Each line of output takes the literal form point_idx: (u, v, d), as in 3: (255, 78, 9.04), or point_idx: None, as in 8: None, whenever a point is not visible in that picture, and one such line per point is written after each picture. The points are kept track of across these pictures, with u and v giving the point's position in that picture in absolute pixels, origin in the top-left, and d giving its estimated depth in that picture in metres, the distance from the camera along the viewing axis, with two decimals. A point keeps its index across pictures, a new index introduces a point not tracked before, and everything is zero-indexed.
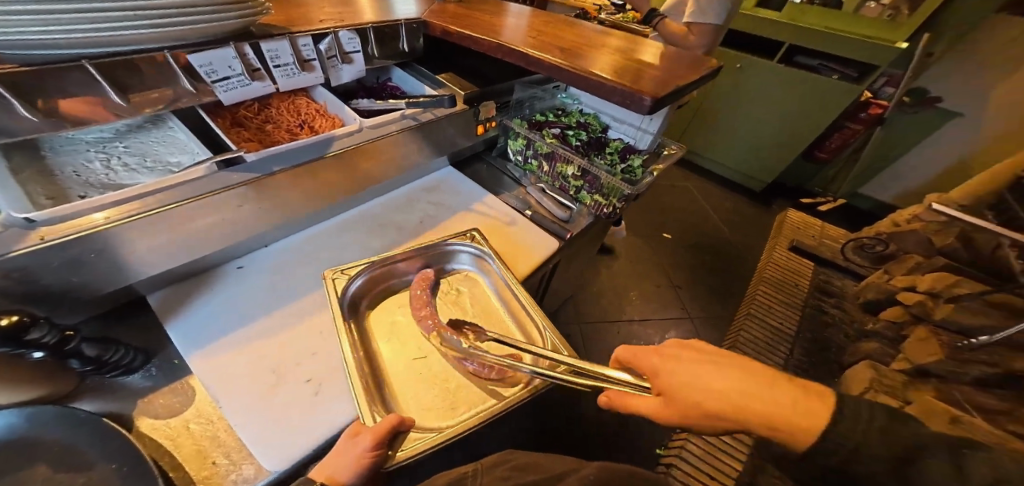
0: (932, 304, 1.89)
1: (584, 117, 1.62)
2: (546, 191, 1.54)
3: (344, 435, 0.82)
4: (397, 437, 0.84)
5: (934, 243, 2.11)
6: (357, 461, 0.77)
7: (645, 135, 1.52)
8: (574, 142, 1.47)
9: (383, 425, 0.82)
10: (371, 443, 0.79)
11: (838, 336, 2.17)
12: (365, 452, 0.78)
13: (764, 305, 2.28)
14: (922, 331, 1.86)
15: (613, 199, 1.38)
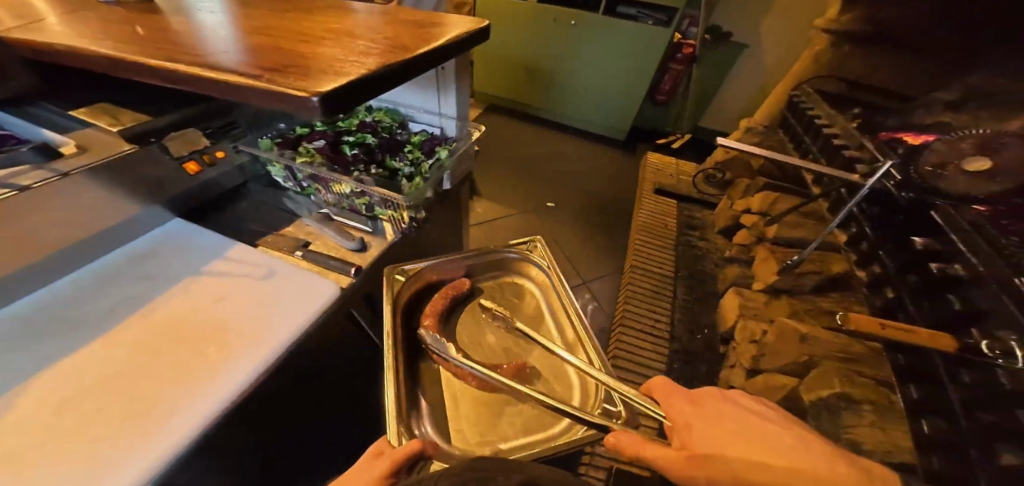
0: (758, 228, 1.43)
1: (370, 114, 1.02)
2: (333, 219, 0.90)
3: (363, 454, 0.54)
4: (421, 461, 0.56)
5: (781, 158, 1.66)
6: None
7: (447, 119, 1.00)
8: (346, 146, 0.88)
9: (403, 453, 0.52)
10: (392, 464, 0.50)
11: (687, 295, 1.50)
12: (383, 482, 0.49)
13: (641, 281, 1.57)
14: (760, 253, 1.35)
15: (406, 209, 0.81)
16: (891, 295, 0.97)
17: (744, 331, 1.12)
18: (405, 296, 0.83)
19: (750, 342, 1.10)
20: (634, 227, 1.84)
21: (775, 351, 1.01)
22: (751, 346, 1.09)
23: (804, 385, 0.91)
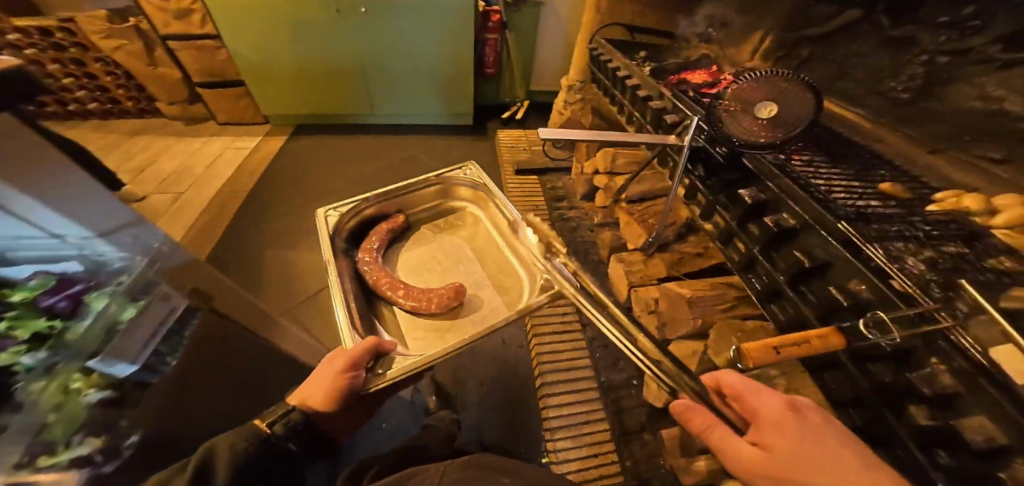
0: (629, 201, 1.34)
1: None
2: None
3: (320, 365, 0.69)
4: (379, 363, 0.72)
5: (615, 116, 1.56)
6: (337, 386, 0.65)
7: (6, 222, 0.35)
8: None
9: (360, 349, 0.69)
10: (348, 363, 0.67)
11: (577, 266, 1.51)
12: (342, 373, 0.66)
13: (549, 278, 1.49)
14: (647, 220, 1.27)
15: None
16: (738, 251, 0.86)
17: (637, 296, 1.17)
18: (351, 229, 1.06)
19: (646, 313, 1.11)
20: (510, 198, 1.83)
21: (671, 319, 1.04)
22: (650, 317, 1.11)
23: (713, 350, 0.95)
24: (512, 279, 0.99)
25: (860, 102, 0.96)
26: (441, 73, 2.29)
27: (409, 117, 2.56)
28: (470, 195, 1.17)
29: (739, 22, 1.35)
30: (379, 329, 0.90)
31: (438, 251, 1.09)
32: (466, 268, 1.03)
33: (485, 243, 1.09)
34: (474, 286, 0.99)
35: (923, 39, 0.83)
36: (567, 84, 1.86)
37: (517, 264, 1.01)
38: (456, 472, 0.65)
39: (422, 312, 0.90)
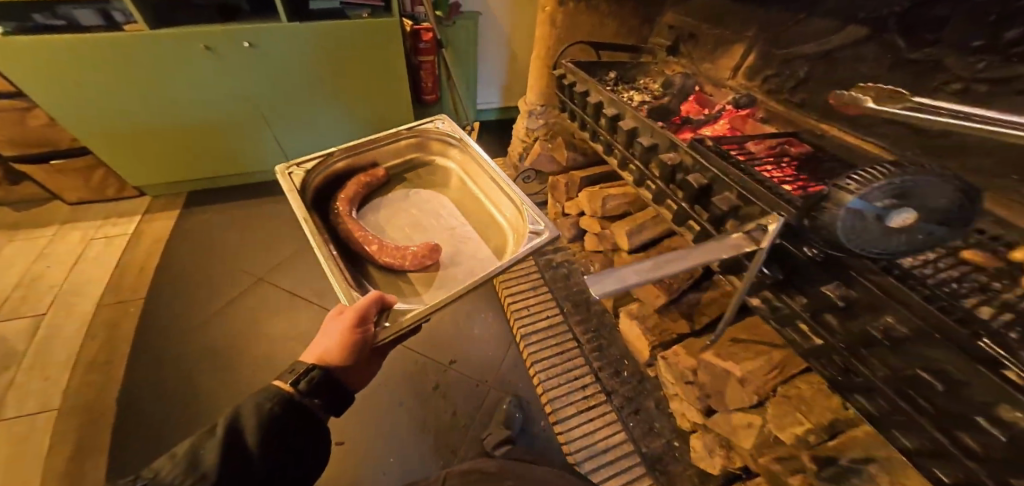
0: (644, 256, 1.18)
1: None
2: None
3: (329, 317, 0.65)
4: (383, 316, 0.65)
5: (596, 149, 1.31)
6: (346, 345, 0.60)
7: None
8: None
9: (365, 303, 0.62)
10: (355, 316, 0.60)
11: (587, 326, 1.41)
12: (353, 328, 0.60)
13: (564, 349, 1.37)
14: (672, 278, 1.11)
15: None
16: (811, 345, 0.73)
17: (671, 364, 1.09)
18: (313, 186, 0.92)
19: (687, 382, 1.05)
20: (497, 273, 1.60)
21: (719, 393, 0.96)
22: (692, 386, 1.05)
23: (773, 425, 0.84)
24: (493, 231, 0.93)
25: (875, 129, 0.87)
26: (369, 106, 1.91)
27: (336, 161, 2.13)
28: (445, 148, 1.07)
29: (710, 32, 1.22)
30: (364, 272, 0.81)
31: (418, 208, 0.99)
32: (450, 217, 0.96)
33: (468, 196, 1.01)
34: (454, 235, 0.92)
35: (952, 65, 0.74)
36: (527, 110, 1.63)
37: (497, 219, 0.95)
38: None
39: (397, 267, 0.81)
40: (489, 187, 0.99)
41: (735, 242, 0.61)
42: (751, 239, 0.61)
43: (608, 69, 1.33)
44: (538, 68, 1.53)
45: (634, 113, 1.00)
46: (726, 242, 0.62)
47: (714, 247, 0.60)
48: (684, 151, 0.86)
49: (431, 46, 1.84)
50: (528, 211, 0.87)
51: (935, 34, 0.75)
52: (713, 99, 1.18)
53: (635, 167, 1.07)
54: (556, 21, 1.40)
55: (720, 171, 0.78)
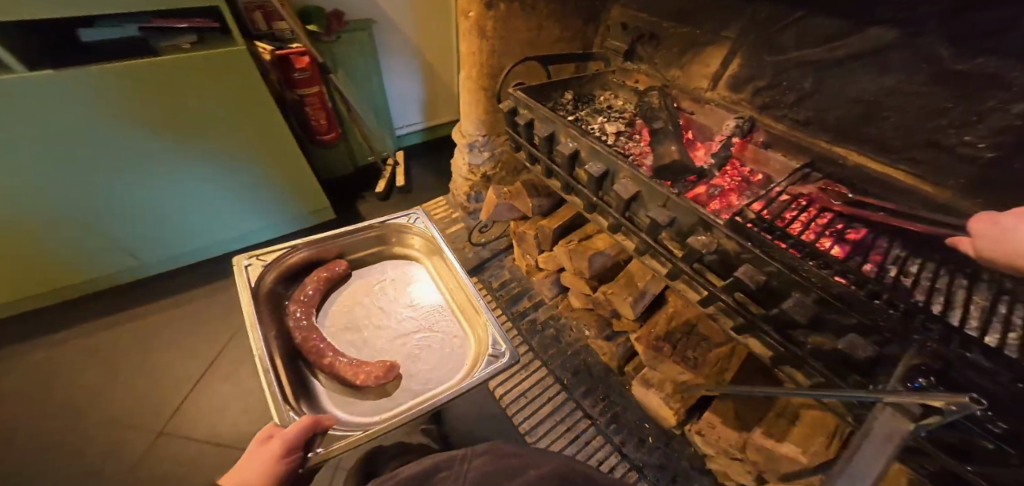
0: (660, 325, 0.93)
1: None
2: None
3: (252, 444, 0.57)
4: (311, 445, 0.61)
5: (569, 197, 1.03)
6: (275, 474, 0.53)
7: None
8: None
9: (294, 433, 0.58)
10: (285, 447, 0.56)
11: (596, 399, 1.06)
12: (280, 458, 0.54)
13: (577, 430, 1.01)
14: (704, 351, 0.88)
15: None
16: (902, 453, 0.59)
17: (708, 440, 0.80)
18: (274, 292, 0.87)
19: (733, 457, 0.78)
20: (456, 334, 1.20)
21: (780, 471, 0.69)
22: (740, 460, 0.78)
23: None
24: (450, 344, 0.86)
25: (906, 155, 0.72)
26: (238, 168, 1.38)
27: (213, 248, 1.54)
28: (423, 244, 1.01)
29: (675, 32, 1.00)
30: (319, 390, 0.78)
31: (380, 306, 0.93)
32: (410, 319, 0.90)
33: (432, 304, 0.93)
34: (407, 345, 0.86)
35: (1011, 80, 0.57)
36: (466, 142, 1.30)
37: (462, 324, 0.89)
38: (483, 468, 0.47)
39: (351, 381, 0.77)
40: (449, 283, 0.94)
41: (885, 425, 0.37)
42: (910, 406, 0.37)
43: (562, 88, 1.06)
44: (470, 89, 1.20)
45: (632, 172, 0.75)
46: (866, 423, 0.38)
47: (861, 459, 0.35)
48: (720, 235, 0.63)
49: (310, 75, 1.44)
50: (489, 329, 0.80)
51: (990, 43, 0.58)
52: (697, 120, 0.97)
53: (630, 235, 0.86)
54: (487, 28, 1.06)
55: (761, 268, 0.60)
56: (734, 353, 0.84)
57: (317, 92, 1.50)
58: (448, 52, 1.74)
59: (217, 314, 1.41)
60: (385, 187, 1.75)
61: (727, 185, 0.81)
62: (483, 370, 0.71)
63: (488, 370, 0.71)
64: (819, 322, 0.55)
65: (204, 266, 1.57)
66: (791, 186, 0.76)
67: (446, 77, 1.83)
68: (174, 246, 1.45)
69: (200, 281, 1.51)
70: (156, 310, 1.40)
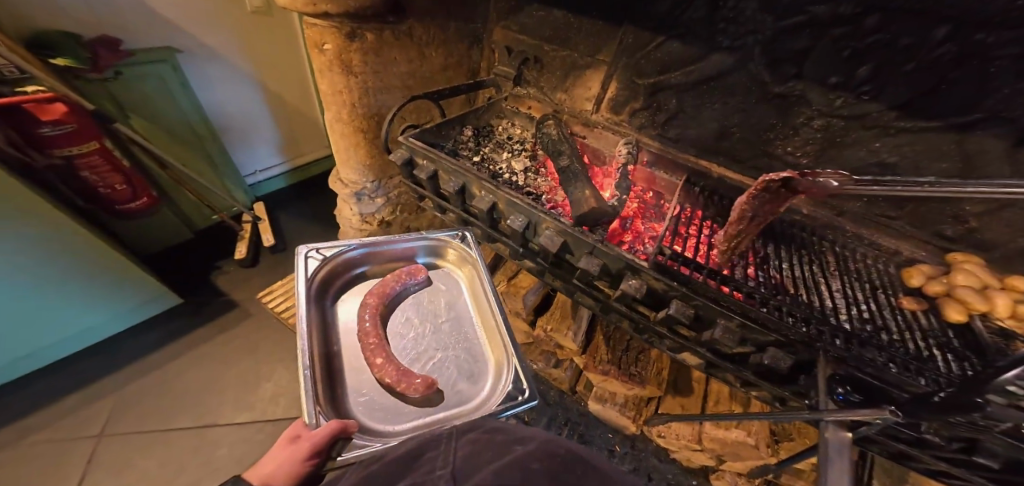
0: (603, 347, 1.02)
1: None
2: None
3: (278, 441, 0.53)
4: (337, 449, 0.55)
5: (492, 244, 1.00)
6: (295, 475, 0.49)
7: None
8: None
9: (325, 432, 0.53)
10: (312, 448, 0.51)
11: (558, 424, 1.19)
12: (306, 460, 0.50)
13: None
14: (650, 365, 1.00)
15: None
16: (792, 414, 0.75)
17: (671, 440, 1.00)
18: (333, 274, 0.82)
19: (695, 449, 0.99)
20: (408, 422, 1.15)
21: (734, 453, 0.93)
22: (692, 441, 0.97)
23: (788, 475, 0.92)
24: (474, 367, 0.73)
25: (752, 164, 0.85)
26: (2, 258, 0.94)
27: (17, 362, 1.13)
28: (457, 260, 0.91)
29: (556, 54, 1.02)
30: (345, 384, 0.68)
31: (419, 317, 0.81)
32: (422, 340, 0.77)
33: (459, 315, 0.82)
34: (427, 364, 0.73)
35: (813, 100, 0.72)
36: (353, 192, 1.20)
37: (485, 347, 0.77)
38: (471, 445, 0.34)
39: (389, 386, 0.67)
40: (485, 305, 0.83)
41: (836, 439, 0.50)
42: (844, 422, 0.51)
43: (460, 124, 1.05)
44: (346, 132, 1.08)
45: (556, 223, 0.75)
46: (824, 436, 0.51)
47: (834, 470, 0.47)
48: (648, 277, 0.68)
49: (74, 127, 1.03)
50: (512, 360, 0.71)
51: (797, 67, 0.71)
52: (590, 144, 1.04)
53: (554, 278, 0.91)
54: (354, 61, 0.96)
55: (685, 307, 0.66)
56: (660, 359, 1.01)
57: (97, 148, 1.10)
58: (294, 79, 1.53)
59: (34, 468, 1.05)
60: (247, 250, 1.49)
61: (630, 211, 0.91)
62: (501, 404, 0.64)
63: (509, 407, 0.64)
64: (744, 339, 0.64)
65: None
66: (685, 205, 0.84)
67: (299, 106, 1.61)
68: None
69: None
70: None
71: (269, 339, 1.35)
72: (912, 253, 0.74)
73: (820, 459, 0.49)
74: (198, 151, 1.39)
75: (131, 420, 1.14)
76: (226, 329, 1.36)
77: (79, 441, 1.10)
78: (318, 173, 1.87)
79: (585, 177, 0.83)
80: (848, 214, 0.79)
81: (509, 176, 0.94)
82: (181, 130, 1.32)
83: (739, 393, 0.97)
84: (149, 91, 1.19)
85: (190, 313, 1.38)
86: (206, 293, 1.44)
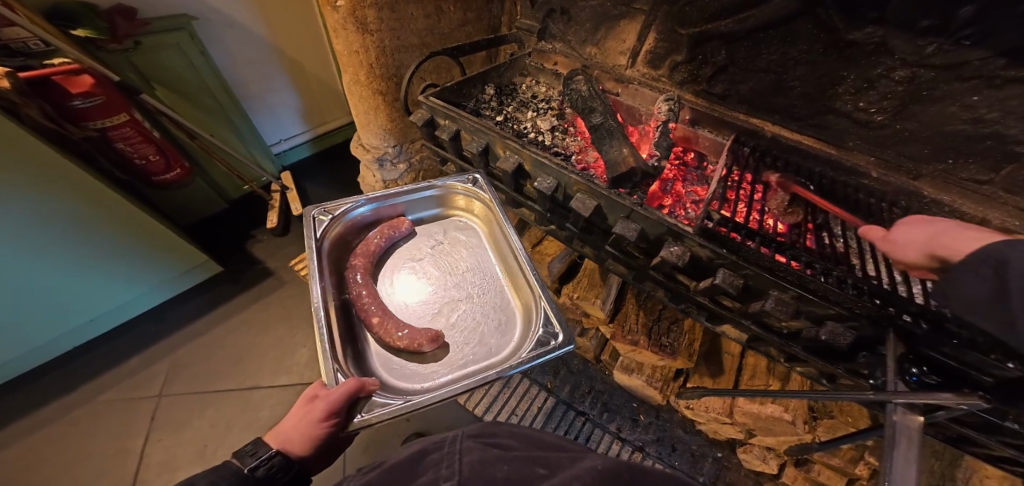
0: (629, 315, 0.99)
1: None
2: None
3: (298, 404, 0.55)
4: (357, 407, 0.56)
5: (518, 205, 0.96)
6: (312, 435, 0.52)
7: None
8: None
9: (339, 394, 0.54)
10: (326, 411, 0.53)
11: (582, 393, 1.18)
12: (320, 421, 0.52)
13: (571, 430, 1.12)
14: (686, 332, 0.96)
15: None
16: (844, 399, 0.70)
17: (700, 413, 0.97)
18: (345, 236, 0.81)
19: (724, 422, 0.95)
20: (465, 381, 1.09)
21: (766, 428, 0.89)
22: (721, 413, 0.93)
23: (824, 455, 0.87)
24: (501, 317, 0.75)
25: (811, 121, 0.76)
26: (41, 232, 0.97)
27: (90, 324, 1.24)
28: (467, 205, 0.89)
29: (586, 4, 0.92)
30: (364, 347, 0.71)
31: (437, 269, 0.83)
32: (444, 292, 0.79)
33: (478, 266, 0.83)
34: (451, 315, 0.76)
35: (897, 49, 0.59)
36: (375, 157, 1.18)
37: (508, 295, 0.79)
38: (476, 451, 0.44)
39: (397, 348, 0.69)
40: (500, 255, 0.84)
41: (907, 429, 0.46)
42: (916, 405, 0.48)
43: (481, 83, 0.98)
44: (363, 94, 1.03)
45: (588, 185, 0.70)
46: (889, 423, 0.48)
47: (901, 461, 0.44)
48: (692, 243, 0.64)
49: (103, 99, 1.03)
50: (539, 302, 0.70)
51: (878, 11, 0.58)
52: (624, 101, 0.96)
53: (584, 244, 0.87)
54: (368, 18, 0.87)
55: (735, 278, 0.61)
56: (693, 329, 0.96)
57: (128, 120, 1.11)
58: (307, 41, 1.45)
59: (106, 421, 1.16)
60: (278, 219, 1.51)
61: (670, 174, 0.85)
62: (534, 350, 0.63)
63: (541, 353, 0.62)
64: (800, 313, 0.62)
65: (71, 357, 1.27)
66: (732, 167, 0.77)
67: (315, 70, 1.55)
68: (36, 333, 1.13)
69: (71, 382, 1.23)
70: (24, 432, 1.13)
71: (299, 304, 1.39)
72: (1002, 221, 0.63)
73: (886, 444, 0.46)
74: (215, 125, 1.38)
75: (185, 381, 1.23)
76: (259, 297, 1.41)
77: (140, 399, 1.19)
78: (341, 141, 1.87)
79: (620, 133, 0.78)
80: (925, 177, 0.68)
81: (534, 135, 0.89)
82: (202, 98, 1.30)
83: (777, 367, 0.91)
84: (171, 58, 1.17)
85: (228, 281, 1.44)
86: (237, 262, 1.48)
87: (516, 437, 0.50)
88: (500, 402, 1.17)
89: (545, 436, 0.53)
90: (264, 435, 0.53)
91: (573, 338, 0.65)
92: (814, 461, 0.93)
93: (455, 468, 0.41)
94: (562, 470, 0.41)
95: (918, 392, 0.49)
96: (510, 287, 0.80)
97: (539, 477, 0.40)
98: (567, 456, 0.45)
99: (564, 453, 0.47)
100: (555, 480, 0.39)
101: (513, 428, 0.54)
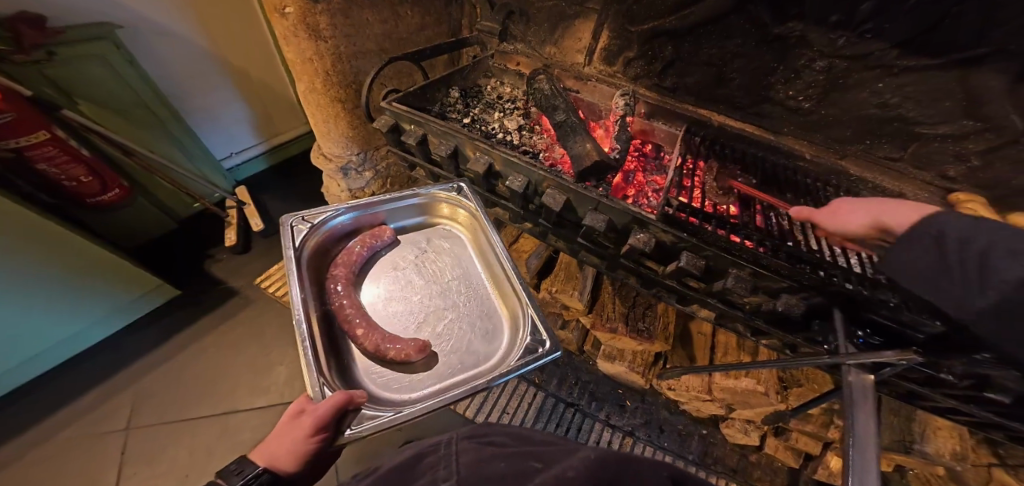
0: (608, 304, 1.02)
1: None
2: None
3: (284, 420, 0.53)
4: (346, 420, 0.55)
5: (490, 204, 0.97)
6: (301, 451, 0.50)
7: None
8: None
9: (326, 409, 0.52)
10: (314, 426, 0.50)
11: (569, 385, 1.22)
12: (309, 438, 0.50)
13: (563, 421, 1.14)
14: (661, 316, 1.01)
15: None
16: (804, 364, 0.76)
17: (682, 393, 1.03)
18: (324, 245, 0.79)
19: (705, 400, 1.01)
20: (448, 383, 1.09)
21: (744, 401, 0.95)
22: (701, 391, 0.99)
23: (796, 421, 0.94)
24: (488, 325, 0.76)
25: (752, 110, 0.82)
26: None
27: (23, 365, 1.11)
28: (451, 213, 0.89)
29: (542, 5, 0.95)
30: (348, 361, 0.69)
31: (421, 279, 0.82)
32: (427, 301, 0.79)
33: (463, 274, 0.84)
34: (437, 325, 0.76)
35: (815, 42, 0.66)
36: (339, 166, 1.15)
37: (495, 301, 0.80)
38: (471, 452, 0.45)
39: (382, 358, 0.68)
40: (484, 263, 0.84)
41: (860, 388, 0.53)
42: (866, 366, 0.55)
43: (445, 86, 0.99)
44: (321, 102, 1.00)
45: (557, 181, 0.73)
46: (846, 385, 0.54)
47: (862, 416, 0.50)
48: (656, 230, 0.68)
49: (14, 115, 0.91)
50: (525, 309, 0.72)
51: (797, 9, 0.64)
52: (585, 98, 1.00)
53: (557, 238, 0.90)
54: (320, 25, 0.85)
55: (697, 259, 0.65)
56: (667, 313, 1.01)
57: (47, 138, 1.00)
58: (254, 49, 1.39)
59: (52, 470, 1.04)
60: (237, 236, 1.43)
61: (631, 165, 0.90)
62: (522, 358, 0.64)
63: (529, 360, 0.63)
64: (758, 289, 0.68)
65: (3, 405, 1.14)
66: (687, 155, 0.83)
67: (264, 78, 1.48)
68: None
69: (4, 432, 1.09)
70: None
71: (266, 324, 1.32)
72: (916, 194, 0.72)
73: (846, 402, 0.52)
74: (151, 141, 1.28)
75: (143, 417, 1.13)
76: (222, 319, 1.33)
77: (90, 442, 1.09)
78: (299, 151, 1.80)
79: (583, 129, 0.81)
80: (850, 156, 0.76)
81: (502, 135, 0.91)
82: (134, 110, 1.21)
83: (747, 342, 0.97)
84: (92, 68, 1.08)
85: (184, 306, 1.34)
86: (194, 284, 1.39)
87: (509, 435, 0.51)
88: (490, 402, 1.17)
89: (538, 434, 0.54)
90: (251, 450, 0.51)
91: (559, 345, 0.67)
92: (791, 430, 1.01)
93: (451, 469, 0.42)
94: (555, 462, 0.42)
95: (865, 352, 0.55)
96: (496, 294, 0.81)
97: (534, 469, 0.41)
98: (561, 449, 0.47)
99: (555, 447, 0.48)
100: (549, 469, 0.40)
101: (505, 427, 0.55)
